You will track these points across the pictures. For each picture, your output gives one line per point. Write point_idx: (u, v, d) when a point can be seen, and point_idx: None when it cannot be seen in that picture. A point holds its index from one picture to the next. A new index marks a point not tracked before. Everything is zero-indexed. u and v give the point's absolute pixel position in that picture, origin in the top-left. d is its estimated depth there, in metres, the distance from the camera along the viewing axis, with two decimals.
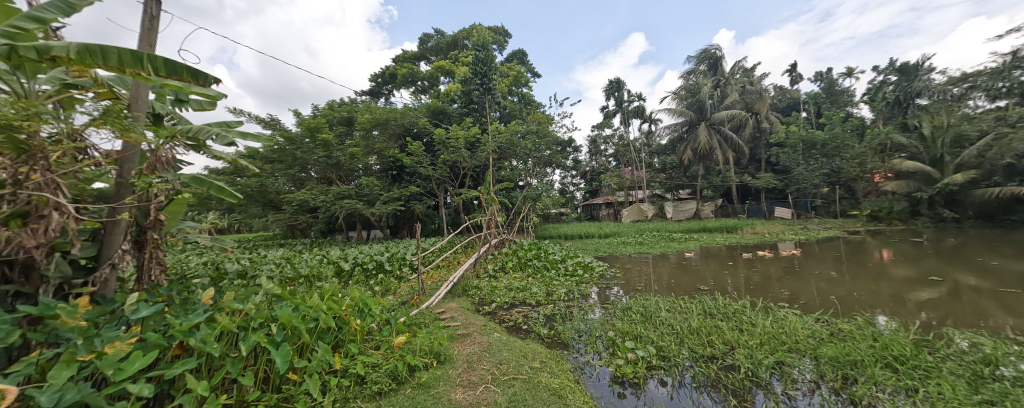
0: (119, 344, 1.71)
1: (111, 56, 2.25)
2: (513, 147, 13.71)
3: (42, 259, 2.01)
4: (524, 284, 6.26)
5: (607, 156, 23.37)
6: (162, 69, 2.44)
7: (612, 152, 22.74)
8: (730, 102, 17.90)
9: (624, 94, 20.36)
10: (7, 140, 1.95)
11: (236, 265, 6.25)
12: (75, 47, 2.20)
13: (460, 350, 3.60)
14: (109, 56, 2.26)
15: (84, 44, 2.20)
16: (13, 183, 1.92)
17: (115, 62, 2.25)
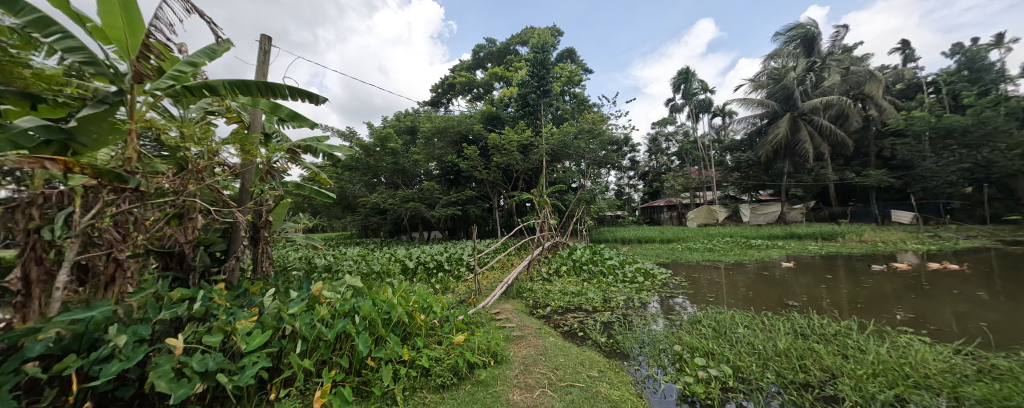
0: (245, 322, 2.20)
1: (252, 89, 2.86)
2: (566, 149, 13.53)
3: (189, 252, 2.65)
4: (579, 289, 6.12)
5: (671, 155, 21.81)
6: (286, 94, 3.05)
7: (677, 150, 21.18)
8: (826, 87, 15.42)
9: (692, 86, 18.82)
10: (171, 158, 2.67)
11: (322, 261, 7.11)
12: (226, 84, 2.77)
13: (516, 352, 3.65)
14: (250, 89, 2.85)
15: (234, 80, 2.77)
16: (176, 193, 2.55)
17: (257, 93, 2.88)
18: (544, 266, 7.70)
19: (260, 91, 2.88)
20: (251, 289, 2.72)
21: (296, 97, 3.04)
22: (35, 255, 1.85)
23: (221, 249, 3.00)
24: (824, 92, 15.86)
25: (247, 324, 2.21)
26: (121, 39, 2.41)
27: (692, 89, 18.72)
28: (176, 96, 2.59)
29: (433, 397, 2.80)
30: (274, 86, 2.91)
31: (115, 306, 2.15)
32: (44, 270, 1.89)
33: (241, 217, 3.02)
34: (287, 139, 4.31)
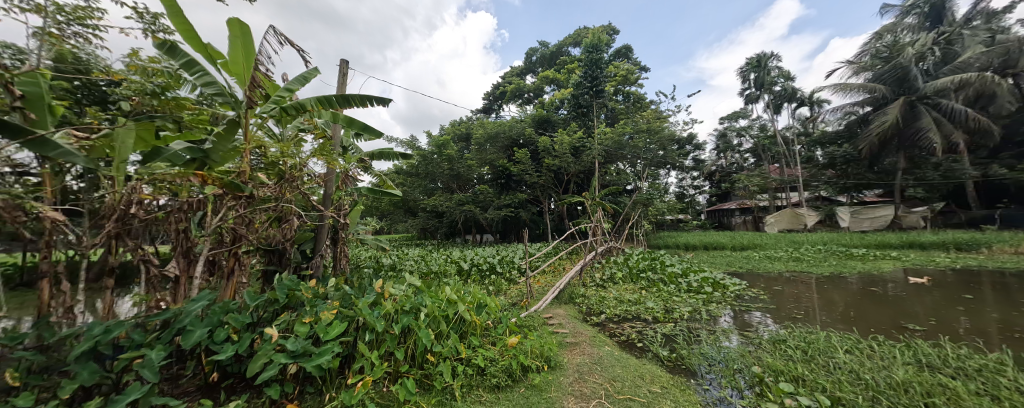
0: (327, 314, 2.47)
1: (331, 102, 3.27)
2: (621, 149, 13.00)
3: (286, 249, 3.12)
4: (637, 297, 5.79)
5: (743, 153, 19.71)
6: (356, 102, 3.41)
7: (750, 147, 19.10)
8: (960, 63, 12.52)
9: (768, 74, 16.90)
10: (274, 168, 3.16)
11: (387, 261, 7.71)
12: (313, 101, 3.20)
13: (570, 359, 3.57)
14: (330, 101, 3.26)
15: (318, 96, 3.18)
16: (276, 199, 3.01)
17: (335, 105, 3.27)
18: (597, 271, 7.44)
19: (339, 103, 3.30)
20: (331, 284, 3.04)
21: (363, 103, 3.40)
22: (180, 250, 2.55)
23: (309, 249, 3.43)
24: (956, 68, 12.81)
25: (329, 316, 2.48)
26: (241, 72, 2.96)
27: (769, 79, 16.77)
28: (278, 116, 3.05)
29: (489, 396, 2.85)
30: (351, 97, 3.32)
31: (234, 293, 2.76)
32: (186, 261, 2.60)
33: (325, 220, 3.44)
34: (361, 151, 4.76)
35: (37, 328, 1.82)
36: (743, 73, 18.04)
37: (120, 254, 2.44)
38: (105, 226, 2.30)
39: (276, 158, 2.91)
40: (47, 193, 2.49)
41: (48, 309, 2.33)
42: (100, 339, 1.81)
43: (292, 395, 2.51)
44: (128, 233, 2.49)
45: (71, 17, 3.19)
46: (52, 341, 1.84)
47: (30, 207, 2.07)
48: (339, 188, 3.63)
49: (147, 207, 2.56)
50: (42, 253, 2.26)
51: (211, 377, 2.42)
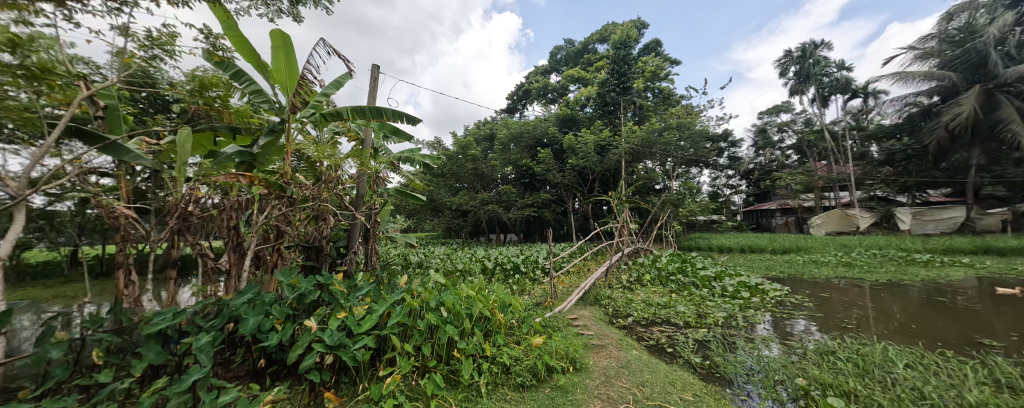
0: (359, 308, 2.58)
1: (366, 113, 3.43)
2: (650, 147, 12.55)
3: (323, 247, 3.28)
4: (667, 301, 5.57)
5: (784, 149, 18.48)
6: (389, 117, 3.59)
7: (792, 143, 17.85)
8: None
9: (814, 65, 15.75)
10: (312, 170, 3.31)
11: (414, 258, 7.89)
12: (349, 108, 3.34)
13: (596, 361, 3.49)
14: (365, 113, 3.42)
15: (355, 106, 3.35)
16: (315, 199, 3.15)
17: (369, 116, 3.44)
18: (624, 273, 7.23)
19: (372, 114, 3.57)
20: (363, 280, 3.16)
21: (395, 118, 3.56)
22: (232, 246, 2.75)
23: (343, 246, 3.58)
24: None
25: (360, 310, 2.59)
26: (283, 80, 3.13)
27: (817, 70, 15.68)
28: (315, 120, 3.21)
29: (514, 394, 2.84)
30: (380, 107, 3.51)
31: (276, 284, 2.93)
32: (236, 255, 2.79)
33: (358, 219, 3.56)
34: (390, 152, 4.89)
35: (115, 315, 2.17)
36: (784, 64, 16.94)
37: (181, 247, 2.69)
38: (169, 222, 2.50)
39: (315, 160, 3.06)
40: (121, 193, 2.77)
41: (121, 297, 2.55)
42: (165, 323, 2.13)
43: (329, 383, 2.66)
44: (188, 229, 2.70)
45: (156, 44, 3.49)
46: (127, 326, 2.18)
47: (108, 203, 2.34)
48: (370, 189, 3.77)
49: (203, 205, 2.77)
50: (118, 246, 2.48)
51: (258, 364, 2.65)
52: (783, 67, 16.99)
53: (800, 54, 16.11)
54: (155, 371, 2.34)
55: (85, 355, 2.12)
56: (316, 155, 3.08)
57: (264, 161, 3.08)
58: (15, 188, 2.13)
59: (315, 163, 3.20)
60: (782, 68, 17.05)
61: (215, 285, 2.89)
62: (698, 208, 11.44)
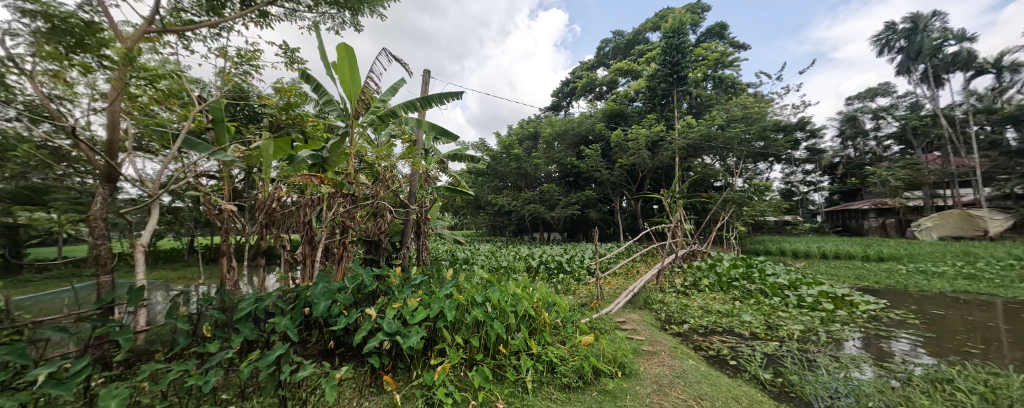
0: (412, 299, 2.70)
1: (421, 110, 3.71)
2: (708, 142, 11.54)
3: (382, 241, 3.50)
4: (730, 309, 5.08)
5: (882, 139, 15.59)
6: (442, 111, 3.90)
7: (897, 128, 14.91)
8: None
9: (923, 37, 13.35)
10: (372, 171, 3.56)
11: (461, 255, 8.08)
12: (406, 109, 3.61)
13: (647, 368, 3.28)
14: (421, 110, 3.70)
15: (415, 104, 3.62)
16: (373, 196, 3.40)
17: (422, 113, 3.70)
18: (677, 277, 6.75)
19: (422, 104, 3.91)
20: (415, 274, 3.30)
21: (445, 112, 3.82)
22: (307, 239, 3.03)
23: (398, 243, 3.81)
24: None
25: (414, 301, 2.71)
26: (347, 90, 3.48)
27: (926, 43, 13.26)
28: (372, 125, 3.49)
29: (560, 395, 2.75)
30: (430, 96, 3.88)
31: (344, 273, 3.19)
32: (311, 247, 3.10)
33: (411, 216, 3.76)
34: (437, 152, 5.07)
35: (220, 295, 2.54)
36: (885, 37, 14.61)
37: (268, 239, 3.04)
38: (260, 217, 2.86)
39: (374, 161, 3.31)
40: (223, 192, 3.23)
41: (224, 281, 2.94)
42: (256, 305, 2.45)
43: (388, 367, 2.82)
44: (274, 223, 3.05)
45: (244, 61, 3.92)
46: (229, 305, 2.54)
47: (214, 200, 2.75)
48: (421, 188, 3.96)
49: (284, 203, 3.11)
50: (221, 237, 2.88)
51: (328, 345, 2.91)
52: (883, 42, 14.79)
53: (910, 26, 13.76)
54: (250, 345, 2.71)
55: (199, 328, 2.52)
56: (375, 157, 3.33)
57: (331, 164, 3.41)
58: (152, 187, 2.88)
59: (375, 164, 3.47)
60: (882, 42, 14.81)
61: (294, 273, 3.22)
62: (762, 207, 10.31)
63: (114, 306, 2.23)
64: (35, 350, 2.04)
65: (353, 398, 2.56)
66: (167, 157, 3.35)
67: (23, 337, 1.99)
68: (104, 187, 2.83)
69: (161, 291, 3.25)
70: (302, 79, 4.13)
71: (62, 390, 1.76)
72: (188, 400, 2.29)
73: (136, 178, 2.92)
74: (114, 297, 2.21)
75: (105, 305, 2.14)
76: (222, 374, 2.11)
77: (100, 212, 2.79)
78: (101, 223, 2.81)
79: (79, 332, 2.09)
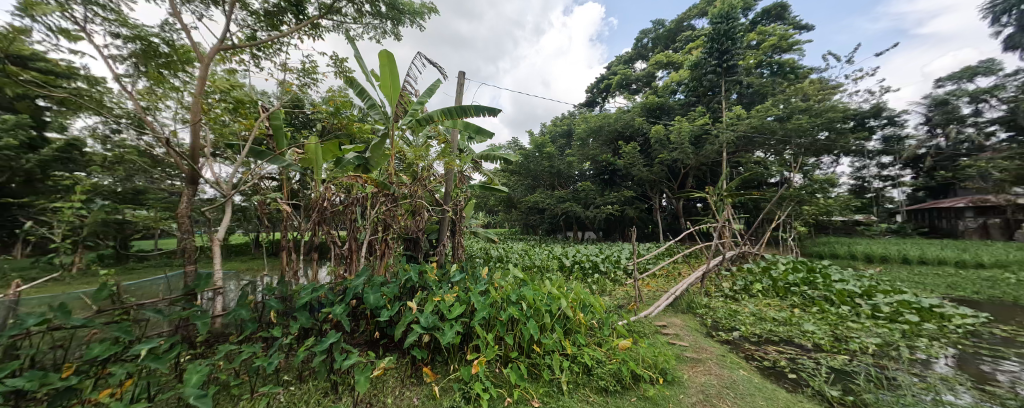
0: (449, 295, 2.74)
1: (455, 112, 3.79)
2: (762, 135, 10.64)
3: (421, 239, 3.60)
4: (788, 317, 4.62)
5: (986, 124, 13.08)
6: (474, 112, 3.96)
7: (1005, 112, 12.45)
8: None
9: None
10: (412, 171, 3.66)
11: (495, 253, 8.11)
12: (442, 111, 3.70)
13: (692, 376, 3.06)
14: (454, 111, 3.78)
15: (449, 106, 3.70)
16: (413, 195, 3.51)
17: (456, 114, 3.78)
18: (725, 281, 6.28)
19: (458, 114, 3.96)
20: (452, 270, 3.35)
21: (476, 113, 3.89)
22: (354, 235, 3.18)
23: (436, 240, 3.90)
24: None
25: (451, 297, 2.75)
26: (389, 93, 3.61)
27: None
28: (411, 126, 3.60)
29: (596, 398, 2.63)
30: (465, 108, 3.92)
31: (387, 269, 3.31)
32: (358, 243, 3.25)
33: (447, 215, 3.84)
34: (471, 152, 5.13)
35: (281, 285, 2.77)
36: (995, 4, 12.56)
37: (320, 236, 3.22)
38: (313, 215, 3.04)
39: (413, 161, 3.42)
40: (282, 192, 3.49)
41: (283, 273, 3.16)
42: (310, 295, 2.62)
43: (427, 359, 2.87)
44: (324, 221, 3.23)
45: (301, 72, 4.16)
46: (288, 294, 2.75)
47: (274, 199, 2.97)
48: (456, 187, 4.02)
49: (333, 202, 3.28)
50: (281, 233, 3.10)
51: (372, 336, 3.02)
52: (993, 11, 12.77)
53: None
54: (305, 332, 2.91)
55: (264, 315, 2.75)
56: (415, 157, 3.44)
57: (374, 164, 3.56)
58: (225, 188, 3.18)
59: (414, 165, 3.57)
60: (992, 12, 12.79)
61: (343, 268, 3.39)
62: (834, 205, 9.29)
63: (196, 292, 2.53)
64: (137, 329, 2.37)
65: (395, 387, 2.64)
66: (236, 161, 3.67)
67: (130, 317, 2.32)
68: (188, 188, 3.17)
69: (232, 280, 3.59)
70: (349, 86, 4.32)
71: (158, 364, 2.03)
72: (255, 379, 2.52)
73: (212, 181, 3.24)
74: (197, 285, 2.50)
75: (189, 290, 2.41)
76: (283, 357, 2.29)
77: (185, 210, 3.17)
78: (187, 221, 3.16)
79: (169, 314, 2.39)
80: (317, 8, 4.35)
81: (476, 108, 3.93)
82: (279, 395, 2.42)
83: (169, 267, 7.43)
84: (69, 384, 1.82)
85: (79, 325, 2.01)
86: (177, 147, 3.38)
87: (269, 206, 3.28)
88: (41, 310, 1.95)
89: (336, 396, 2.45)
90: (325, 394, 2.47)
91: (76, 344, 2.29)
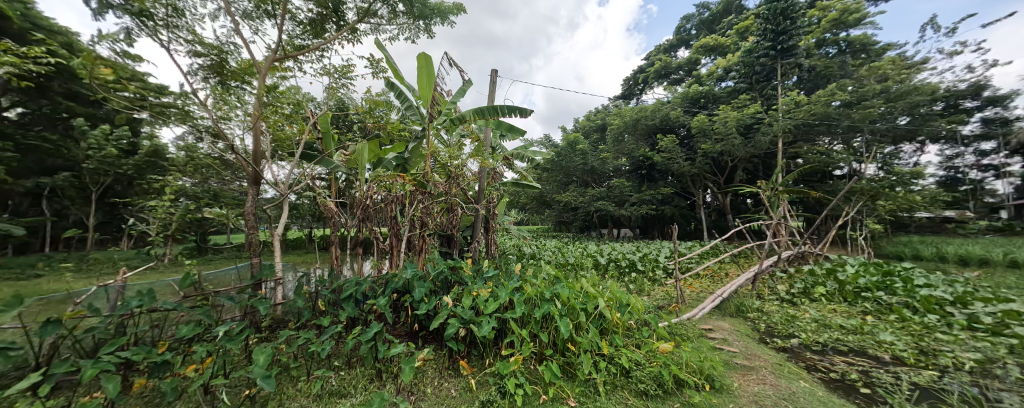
0: (483, 291, 2.73)
1: (486, 111, 3.83)
2: (823, 122, 9.64)
3: (456, 235, 3.66)
4: (859, 324, 4.13)
5: None
6: (503, 111, 3.98)
7: None
8: None
9: None
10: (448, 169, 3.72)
11: (528, 250, 8.07)
12: (474, 110, 3.76)
13: (742, 386, 2.80)
14: (486, 111, 3.82)
15: (480, 106, 3.75)
16: (448, 193, 3.57)
17: (486, 114, 3.83)
18: (780, 284, 5.74)
19: (490, 113, 3.96)
20: (487, 266, 3.34)
21: (504, 112, 3.91)
22: (395, 232, 3.28)
23: (472, 237, 3.93)
24: None
25: (485, 292, 2.73)
26: (424, 95, 3.70)
27: None
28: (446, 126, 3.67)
29: (636, 401, 2.50)
30: (497, 106, 3.89)
31: (426, 264, 3.37)
32: (398, 239, 3.35)
33: (481, 211, 3.87)
34: (503, 149, 5.09)
35: (331, 277, 2.93)
36: None
37: (363, 231, 3.35)
38: (357, 212, 3.18)
39: (449, 159, 3.48)
40: (330, 191, 3.68)
41: (332, 266, 3.31)
42: (356, 287, 2.74)
43: (463, 353, 2.88)
44: (367, 217, 3.35)
45: (343, 76, 4.34)
46: (337, 286, 2.90)
47: (323, 198, 3.13)
48: (490, 185, 4.04)
49: (375, 200, 3.40)
50: (329, 229, 3.26)
51: (412, 327, 3.08)
52: None
53: None
54: (353, 322, 3.04)
55: (317, 304, 2.92)
56: (450, 155, 3.49)
57: (411, 163, 3.64)
58: (282, 188, 3.41)
59: (450, 162, 3.62)
60: None
61: (385, 262, 3.49)
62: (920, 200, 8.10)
63: (261, 282, 2.75)
64: (214, 313, 2.62)
65: (434, 377, 2.68)
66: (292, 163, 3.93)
67: (209, 303, 2.58)
68: (252, 188, 3.44)
69: (289, 271, 3.86)
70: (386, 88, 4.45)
71: (231, 345, 2.22)
72: (310, 362, 2.68)
73: (272, 181, 3.47)
74: (262, 275, 2.73)
75: (255, 279, 2.64)
76: (334, 344, 2.42)
77: (252, 207, 3.42)
78: (251, 218, 3.42)
79: (240, 301, 2.62)
80: (356, 13, 4.50)
81: (505, 107, 3.93)
82: (331, 379, 2.55)
83: (238, 259, 8.20)
84: (163, 358, 2.06)
85: (169, 309, 2.26)
86: (243, 151, 3.70)
87: (318, 204, 3.48)
88: (141, 294, 2.23)
89: (380, 383, 2.53)
90: (370, 380, 2.56)
91: (167, 324, 2.59)
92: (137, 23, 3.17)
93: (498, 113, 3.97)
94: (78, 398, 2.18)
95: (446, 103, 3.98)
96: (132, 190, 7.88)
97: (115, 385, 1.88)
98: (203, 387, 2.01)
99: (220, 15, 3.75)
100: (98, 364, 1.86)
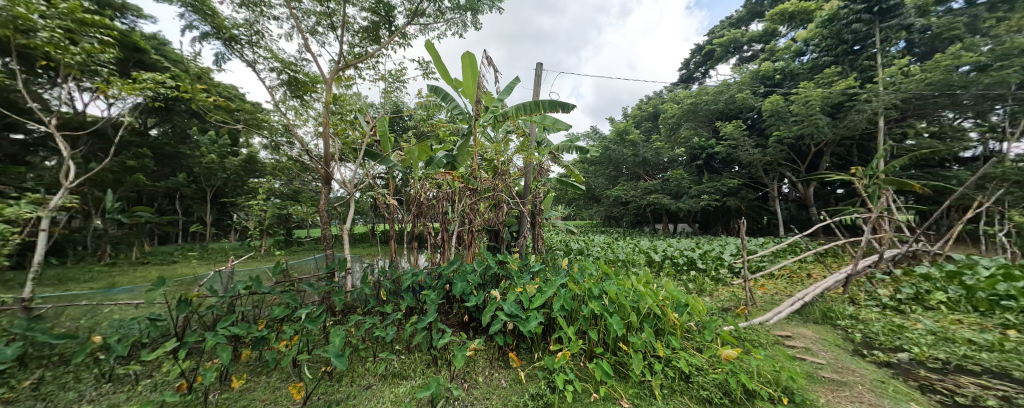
0: (531, 287, 2.64)
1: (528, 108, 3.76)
2: (940, 96, 8.01)
3: (503, 232, 3.65)
4: (997, 339, 3.34)
5: None
6: (545, 108, 3.86)
7: None
8: None
9: None
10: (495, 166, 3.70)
11: (575, 246, 7.84)
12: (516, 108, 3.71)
13: (829, 403, 2.39)
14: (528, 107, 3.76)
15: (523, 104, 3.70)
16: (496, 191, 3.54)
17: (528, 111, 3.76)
18: (881, 287, 4.88)
19: (533, 108, 3.84)
20: (535, 261, 3.26)
21: (546, 108, 3.79)
22: (446, 229, 3.34)
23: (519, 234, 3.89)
24: None
25: (534, 288, 2.64)
26: (470, 93, 3.72)
27: None
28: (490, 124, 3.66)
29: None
30: (541, 101, 3.78)
31: (476, 258, 3.40)
32: (448, 234, 3.43)
33: (526, 207, 3.81)
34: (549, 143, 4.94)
35: (392, 268, 3.07)
36: None
37: (418, 227, 3.46)
38: (411, 209, 3.31)
39: (494, 156, 3.45)
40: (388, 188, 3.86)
41: (392, 258, 3.48)
42: (414, 279, 2.85)
43: (513, 345, 2.84)
44: (421, 214, 3.45)
45: (395, 80, 4.51)
46: (396, 276, 3.03)
47: (380, 196, 3.29)
48: (536, 180, 3.96)
49: (427, 197, 3.51)
50: (388, 223, 3.43)
51: (463, 318, 3.12)
52: None
53: None
54: (410, 310, 3.18)
55: (380, 293, 3.09)
56: (495, 153, 3.45)
57: (459, 161, 3.68)
58: (348, 187, 3.64)
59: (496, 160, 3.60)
60: None
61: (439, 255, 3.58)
62: None
63: (336, 271, 2.97)
64: (298, 297, 2.90)
65: (485, 367, 2.68)
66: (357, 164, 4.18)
67: (294, 288, 2.84)
68: (324, 187, 3.74)
69: (355, 262, 4.14)
70: (435, 89, 4.55)
71: (313, 327, 2.42)
72: (375, 345, 2.84)
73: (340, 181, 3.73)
74: (336, 265, 2.94)
75: (331, 268, 2.86)
76: (395, 330, 2.53)
77: (324, 204, 3.72)
78: (323, 214, 3.72)
79: (319, 288, 2.86)
80: (407, 18, 4.66)
81: (547, 102, 3.80)
82: (393, 361, 2.67)
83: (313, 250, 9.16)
84: (261, 334, 2.32)
85: (264, 292, 2.53)
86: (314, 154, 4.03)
87: (380, 200, 3.67)
88: (246, 279, 2.56)
89: (436, 368, 2.59)
90: (427, 365, 2.63)
91: (264, 306, 2.91)
92: (226, 46, 3.58)
93: (539, 109, 3.87)
94: (200, 363, 2.55)
95: (491, 100, 3.95)
96: (232, 191, 9.15)
97: (229, 354, 2.15)
98: (291, 361, 2.23)
99: (294, 33, 4.10)
100: (215, 336, 2.14)
